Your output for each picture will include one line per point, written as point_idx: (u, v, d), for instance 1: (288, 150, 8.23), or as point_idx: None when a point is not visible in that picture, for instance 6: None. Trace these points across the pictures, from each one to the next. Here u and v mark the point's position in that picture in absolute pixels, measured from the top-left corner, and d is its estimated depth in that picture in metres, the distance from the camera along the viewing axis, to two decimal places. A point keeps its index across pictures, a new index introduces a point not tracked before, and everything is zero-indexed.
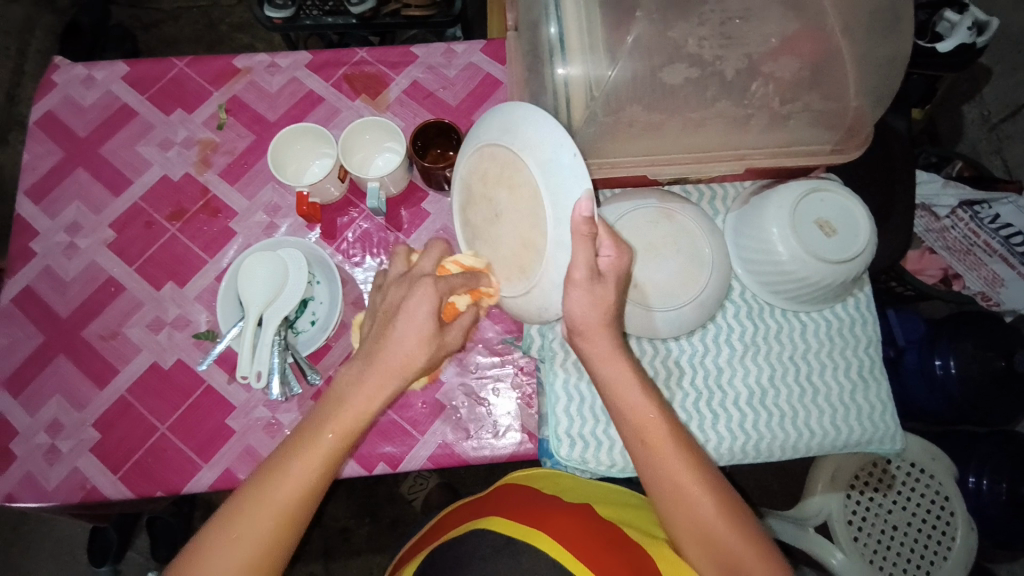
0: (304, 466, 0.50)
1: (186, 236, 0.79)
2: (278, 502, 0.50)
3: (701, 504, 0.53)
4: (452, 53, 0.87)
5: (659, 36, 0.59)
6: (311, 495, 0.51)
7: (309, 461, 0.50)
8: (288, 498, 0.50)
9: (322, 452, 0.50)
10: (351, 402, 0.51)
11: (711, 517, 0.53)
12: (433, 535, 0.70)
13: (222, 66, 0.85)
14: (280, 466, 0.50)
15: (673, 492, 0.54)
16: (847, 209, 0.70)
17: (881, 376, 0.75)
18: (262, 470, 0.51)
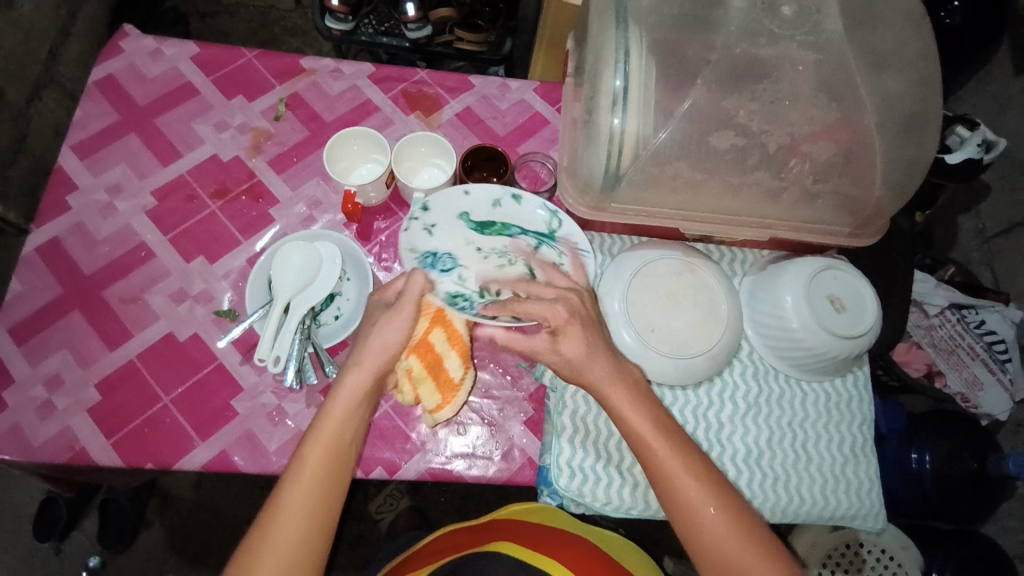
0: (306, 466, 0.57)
1: (224, 215, 0.80)
2: (291, 501, 0.56)
3: (717, 527, 0.58)
4: (506, 88, 0.92)
5: (714, 103, 0.64)
6: (321, 489, 0.57)
7: (308, 479, 0.57)
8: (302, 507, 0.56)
9: (312, 457, 0.58)
10: (328, 412, 0.59)
11: (724, 539, 0.58)
12: (423, 556, 0.72)
13: (288, 63, 0.89)
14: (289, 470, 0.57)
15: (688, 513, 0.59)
16: (856, 290, 0.75)
17: (871, 453, 0.78)
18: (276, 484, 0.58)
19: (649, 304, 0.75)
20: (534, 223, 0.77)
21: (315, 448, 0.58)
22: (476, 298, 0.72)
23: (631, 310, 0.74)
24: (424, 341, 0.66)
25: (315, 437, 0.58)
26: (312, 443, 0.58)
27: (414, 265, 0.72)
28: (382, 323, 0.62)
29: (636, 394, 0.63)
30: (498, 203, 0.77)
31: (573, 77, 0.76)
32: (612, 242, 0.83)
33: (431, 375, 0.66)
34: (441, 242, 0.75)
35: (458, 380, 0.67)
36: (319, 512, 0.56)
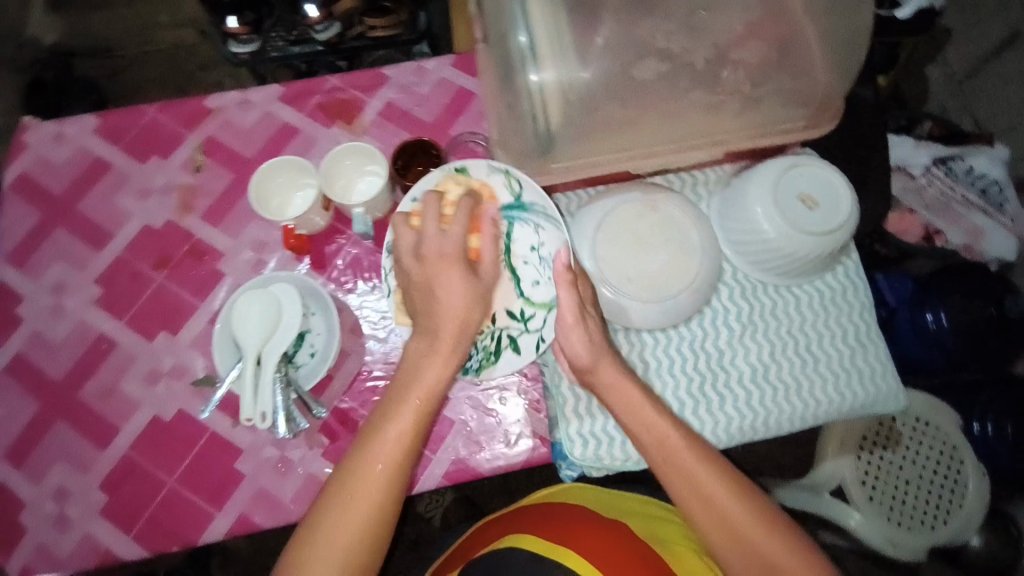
0: (391, 438, 0.55)
1: (174, 283, 0.78)
2: (374, 478, 0.53)
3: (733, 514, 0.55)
4: (423, 70, 0.87)
5: (626, 35, 0.60)
6: (399, 468, 0.54)
7: (388, 453, 0.54)
8: (381, 484, 0.53)
9: (395, 431, 0.55)
10: (425, 378, 0.56)
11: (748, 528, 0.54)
12: (463, 552, 0.72)
13: (193, 108, 0.85)
14: (374, 438, 0.55)
15: (705, 504, 0.56)
16: (827, 181, 0.71)
17: (878, 337, 0.76)
18: (355, 447, 0.55)
19: (619, 254, 0.72)
20: (495, 191, 0.68)
21: (400, 423, 0.55)
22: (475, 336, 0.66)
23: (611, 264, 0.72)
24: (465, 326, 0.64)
25: (354, 476, 0.53)
26: (394, 419, 0.55)
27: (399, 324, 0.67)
28: (444, 287, 0.57)
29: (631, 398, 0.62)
30: (448, 185, 0.69)
31: (480, 42, 0.72)
32: (568, 201, 0.79)
33: None
34: None
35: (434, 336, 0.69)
36: (393, 489, 0.54)
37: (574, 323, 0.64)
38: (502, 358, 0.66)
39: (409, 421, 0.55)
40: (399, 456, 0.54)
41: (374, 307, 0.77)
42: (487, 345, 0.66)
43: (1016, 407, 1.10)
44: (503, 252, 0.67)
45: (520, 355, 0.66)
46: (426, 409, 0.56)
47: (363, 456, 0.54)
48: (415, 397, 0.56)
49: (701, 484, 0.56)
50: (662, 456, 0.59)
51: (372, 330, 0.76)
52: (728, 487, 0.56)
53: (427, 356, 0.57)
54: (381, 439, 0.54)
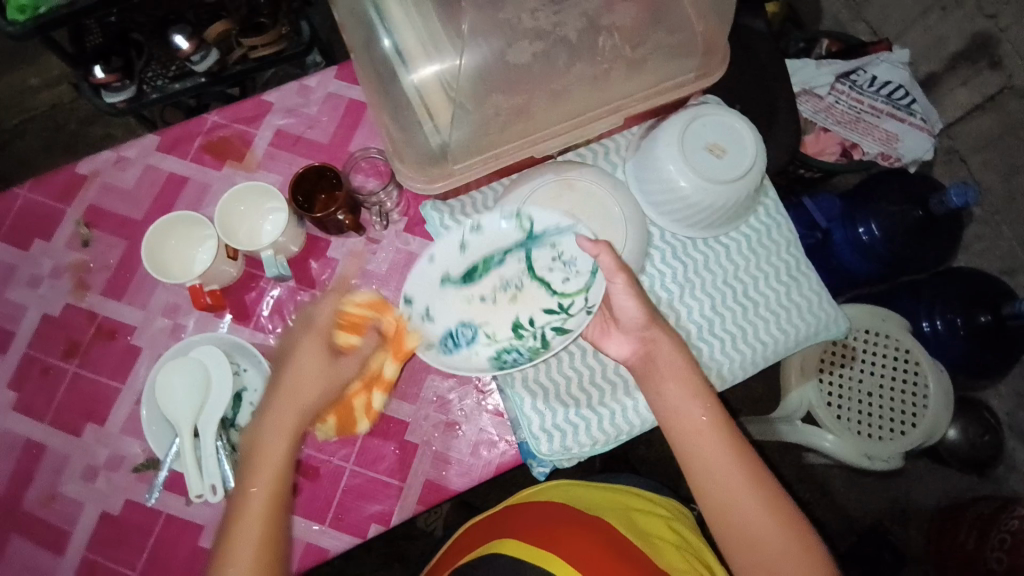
0: (253, 497, 0.55)
1: (89, 370, 0.73)
2: (247, 537, 0.53)
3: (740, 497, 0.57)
4: (307, 89, 0.83)
5: (492, 20, 0.57)
6: (271, 521, 0.55)
7: (254, 510, 0.54)
8: (253, 541, 0.53)
9: (257, 488, 0.55)
10: (271, 434, 0.57)
11: (753, 511, 0.57)
12: (454, 551, 0.71)
13: (67, 179, 0.78)
14: (237, 502, 0.55)
15: (715, 484, 0.58)
16: (730, 127, 0.71)
17: (809, 268, 0.78)
18: (227, 516, 0.55)
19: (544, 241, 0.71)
20: (504, 236, 0.72)
21: (259, 482, 0.55)
22: (519, 343, 0.70)
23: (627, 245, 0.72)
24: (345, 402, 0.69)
25: (258, 464, 0.56)
26: (251, 478, 0.56)
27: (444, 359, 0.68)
28: (302, 365, 0.59)
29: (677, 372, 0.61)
30: (462, 244, 0.71)
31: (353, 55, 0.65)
32: (483, 197, 0.77)
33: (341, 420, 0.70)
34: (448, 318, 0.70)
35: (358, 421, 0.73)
36: (268, 542, 0.54)
37: (624, 283, 0.63)
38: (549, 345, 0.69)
39: (264, 479, 0.56)
40: (265, 510, 0.55)
41: None
42: (530, 343, 0.70)
43: (966, 297, 1.13)
44: (524, 271, 0.72)
45: (569, 333, 0.69)
46: (280, 462, 0.57)
47: (233, 519, 0.55)
48: (267, 455, 0.57)
49: (707, 448, 0.59)
50: (691, 430, 0.60)
51: None
52: (739, 467, 0.58)
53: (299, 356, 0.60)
54: (242, 500, 0.55)
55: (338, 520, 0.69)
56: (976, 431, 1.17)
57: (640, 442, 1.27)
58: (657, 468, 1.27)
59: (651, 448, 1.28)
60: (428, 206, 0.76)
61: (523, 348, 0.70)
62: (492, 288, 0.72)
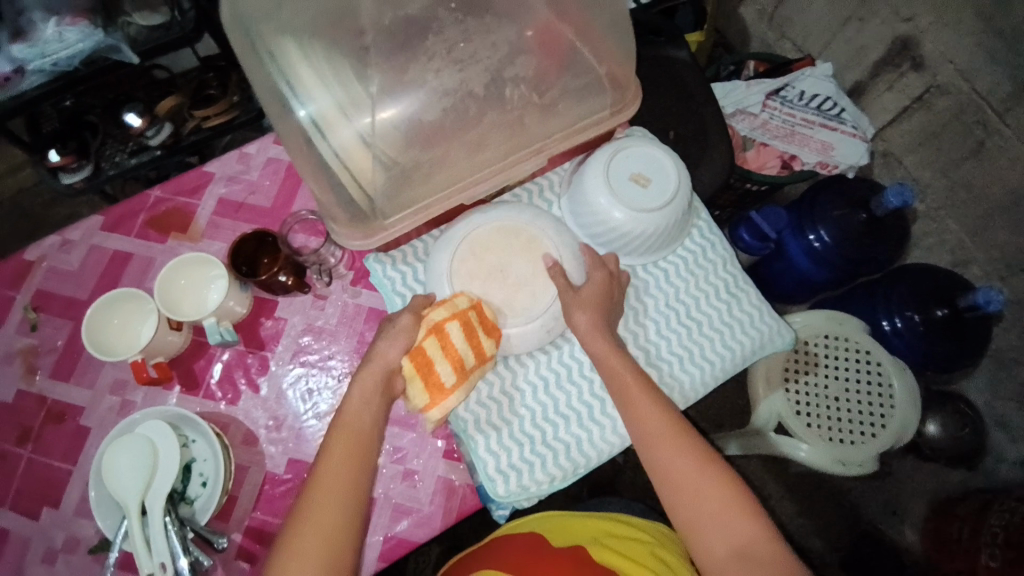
0: (336, 457, 0.59)
1: (39, 455, 0.72)
2: (330, 491, 0.57)
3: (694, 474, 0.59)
4: (246, 156, 0.85)
5: (399, 83, 0.60)
6: (352, 480, 0.58)
7: (339, 466, 0.58)
8: (342, 497, 0.57)
9: (342, 448, 0.59)
10: (352, 405, 0.62)
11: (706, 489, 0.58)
12: None
13: (14, 267, 0.79)
14: (323, 458, 0.59)
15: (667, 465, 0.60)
16: (652, 157, 0.74)
17: (748, 284, 0.79)
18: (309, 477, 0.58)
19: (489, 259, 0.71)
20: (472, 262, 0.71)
21: (342, 441, 0.60)
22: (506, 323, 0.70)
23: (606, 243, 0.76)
24: (417, 347, 0.64)
25: (339, 429, 0.61)
26: (333, 439, 0.60)
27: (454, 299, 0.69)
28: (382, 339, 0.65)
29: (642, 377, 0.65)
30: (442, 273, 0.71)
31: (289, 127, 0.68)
32: (424, 245, 0.78)
33: (421, 377, 0.63)
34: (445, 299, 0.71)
35: (450, 385, 0.63)
36: (353, 495, 0.58)
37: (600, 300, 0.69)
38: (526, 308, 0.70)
39: (347, 442, 0.60)
40: (350, 467, 0.58)
41: (261, 411, 0.73)
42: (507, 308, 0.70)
43: (922, 291, 1.14)
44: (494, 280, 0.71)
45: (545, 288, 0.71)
46: (360, 429, 0.61)
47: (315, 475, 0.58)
48: (348, 420, 0.61)
49: (665, 447, 0.61)
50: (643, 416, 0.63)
51: (267, 436, 0.72)
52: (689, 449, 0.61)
53: (354, 393, 0.62)
54: (328, 451, 0.59)
55: None
56: (955, 425, 1.17)
57: (624, 467, 1.26)
58: (642, 491, 1.25)
59: (635, 473, 1.27)
60: (370, 259, 0.77)
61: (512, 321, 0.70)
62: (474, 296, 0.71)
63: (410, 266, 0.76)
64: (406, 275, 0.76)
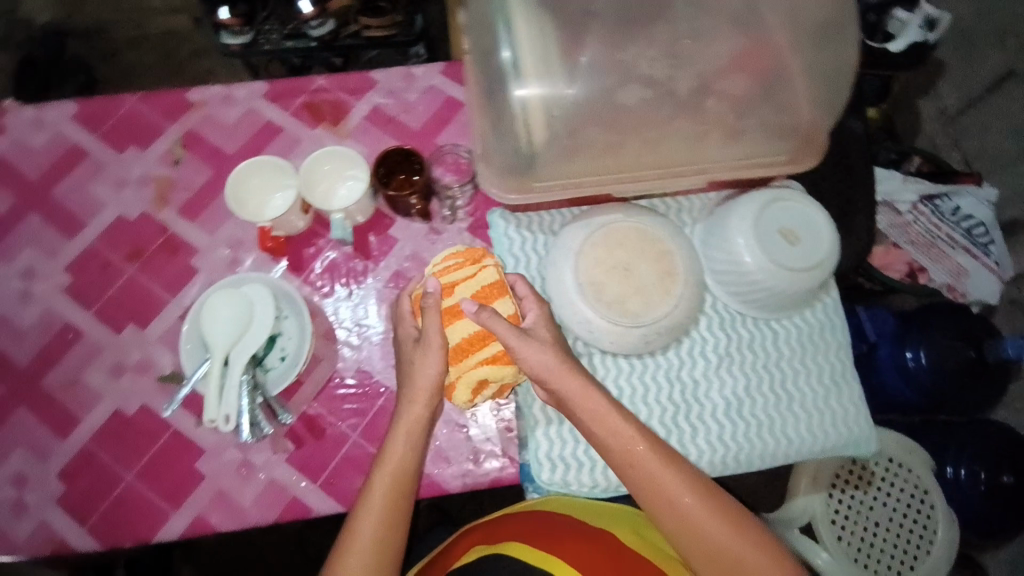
0: (370, 516, 0.61)
1: (145, 276, 0.76)
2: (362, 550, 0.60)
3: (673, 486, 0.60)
4: (411, 77, 0.86)
5: (611, 60, 0.60)
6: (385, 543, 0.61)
7: (373, 525, 0.60)
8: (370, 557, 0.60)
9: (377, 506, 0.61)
10: (392, 454, 0.62)
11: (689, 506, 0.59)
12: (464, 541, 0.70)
13: (174, 99, 0.82)
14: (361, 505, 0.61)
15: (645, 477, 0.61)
16: (808, 216, 0.71)
17: (854, 378, 0.76)
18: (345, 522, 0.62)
19: (614, 251, 0.72)
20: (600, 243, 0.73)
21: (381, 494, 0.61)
22: (610, 317, 0.71)
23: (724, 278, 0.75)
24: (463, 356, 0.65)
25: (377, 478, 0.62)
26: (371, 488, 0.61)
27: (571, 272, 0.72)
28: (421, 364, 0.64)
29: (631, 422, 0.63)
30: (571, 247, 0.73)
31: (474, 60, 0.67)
32: (552, 219, 0.79)
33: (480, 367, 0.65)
34: (562, 273, 0.73)
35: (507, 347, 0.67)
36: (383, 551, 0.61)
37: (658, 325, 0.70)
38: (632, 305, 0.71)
39: (384, 499, 0.61)
40: (384, 525, 0.61)
41: (350, 314, 0.76)
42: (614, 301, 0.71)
43: (996, 453, 1.08)
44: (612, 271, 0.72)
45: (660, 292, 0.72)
46: (400, 486, 0.62)
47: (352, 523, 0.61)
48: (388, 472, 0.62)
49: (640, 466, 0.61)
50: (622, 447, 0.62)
51: (346, 336, 0.75)
52: (665, 462, 0.61)
53: (397, 436, 0.63)
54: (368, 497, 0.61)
55: (329, 484, 0.70)
56: None
57: None
58: None
59: None
60: (496, 213, 0.78)
61: (610, 317, 0.71)
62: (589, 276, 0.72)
63: (533, 235, 0.78)
64: (528, 241, 0.77)
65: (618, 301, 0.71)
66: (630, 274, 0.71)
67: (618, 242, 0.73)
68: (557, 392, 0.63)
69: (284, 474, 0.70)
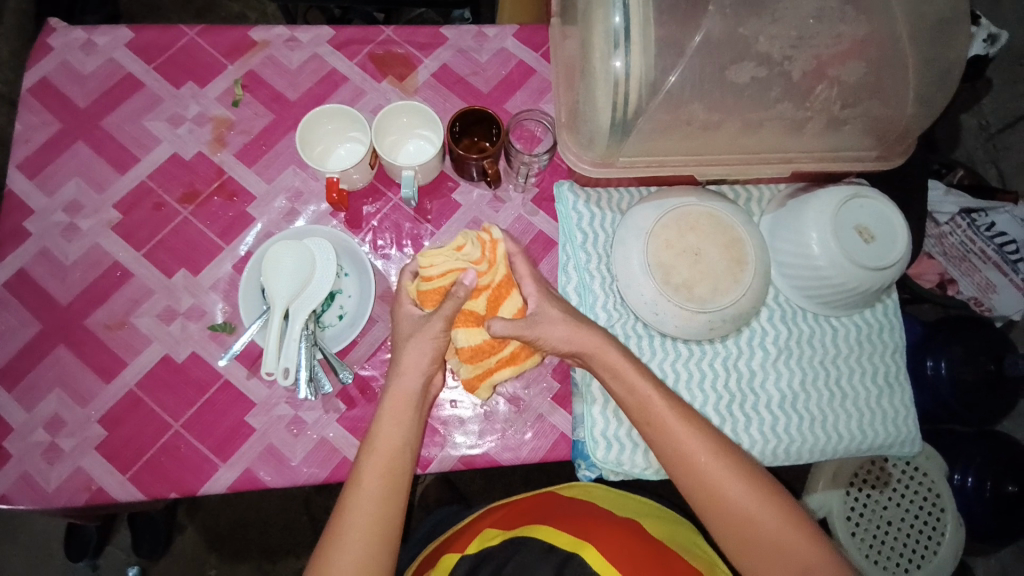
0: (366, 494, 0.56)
1: (199, 220, 0.73)
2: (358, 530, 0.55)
3: (692, 447, 0.58)
4: (483, 37, 0.82)
5: (730, 32, 0.57)
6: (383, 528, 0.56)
7: (367, 511, 0.56)
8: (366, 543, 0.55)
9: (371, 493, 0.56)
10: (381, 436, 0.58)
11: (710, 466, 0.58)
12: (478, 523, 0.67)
13: (237, 38, 0.79)
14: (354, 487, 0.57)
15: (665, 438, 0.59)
16: (884, 216, 0.71)
17: (905, 381, 0.77)
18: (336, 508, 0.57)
19: (685, 235, 0.70)
20: (670, 223, 0.70)
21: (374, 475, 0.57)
22: (677, 301, 0.68)
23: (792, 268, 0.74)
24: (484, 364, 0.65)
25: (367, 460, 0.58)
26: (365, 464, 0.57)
27: (640, 251, 0.70)
28: (411, 347, 0.61)
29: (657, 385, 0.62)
30: (641, 226, 0.71)
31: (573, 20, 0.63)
32: (620, 196, 0.77)
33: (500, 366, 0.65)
34: (630, 253, 0.70)
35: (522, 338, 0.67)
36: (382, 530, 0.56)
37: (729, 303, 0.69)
38: (702, 291, 0.69)
39: (375, 482, 0.57)
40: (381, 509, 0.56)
41: None
42: (683, 285, 0.69)
43: (999, 464, 1.09)
44: (682, 253, 0.69)
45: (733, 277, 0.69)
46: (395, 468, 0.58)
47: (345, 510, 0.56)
48: (381, 451, 0.58)
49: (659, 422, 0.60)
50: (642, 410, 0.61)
51: None
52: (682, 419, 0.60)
53: (386, 422, 0.59)
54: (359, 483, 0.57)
55: None
56: None
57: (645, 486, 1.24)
58: None
59: None
60: (565, 186, 0.76)
61: (677, 301, 0.68)
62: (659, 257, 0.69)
63: (601, 211, 0.76)
64: (594, 217, 0.75)
65: (685, 283, 0.69)
66: (698, 257, 0.69)
67: (690, 224, 0.70)
68: (589, 361, 0.63)
69: (335, 434, 0.68)
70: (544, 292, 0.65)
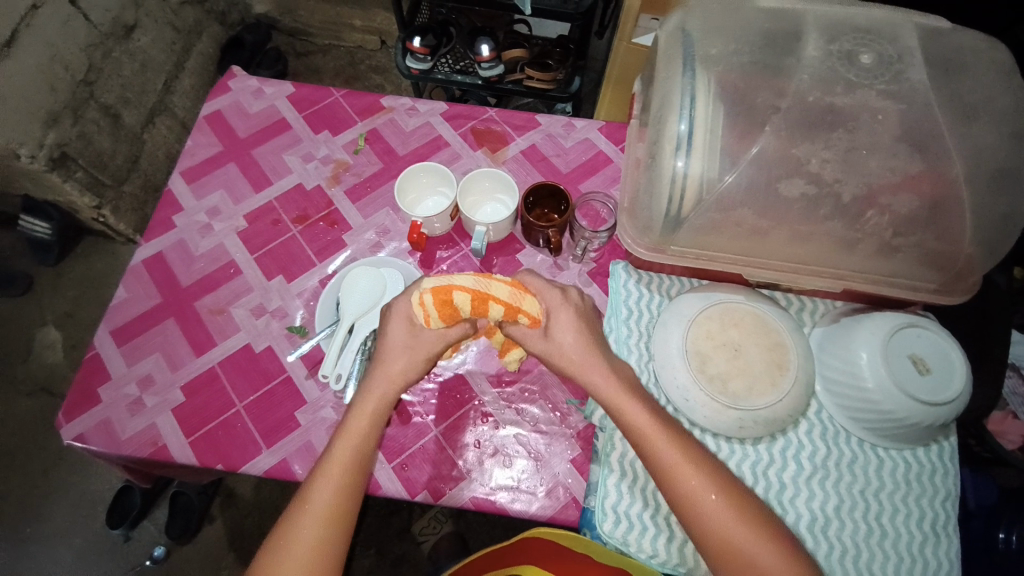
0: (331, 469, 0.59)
1: (303, 238, 0.86)
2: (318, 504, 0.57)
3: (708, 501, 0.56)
4: (571, 127, 0.94)
5: (783, 151, 0.62)
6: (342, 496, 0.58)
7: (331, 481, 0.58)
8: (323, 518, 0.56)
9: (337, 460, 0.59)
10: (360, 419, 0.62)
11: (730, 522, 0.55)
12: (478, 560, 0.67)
13: (371, 102, 0.96)
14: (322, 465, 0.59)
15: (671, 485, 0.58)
16: (943, 352, 0.69)
17: (954, 534, 0.72)
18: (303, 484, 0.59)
19: (727, 328, 0.72)
20: (713, 315, 0.73)
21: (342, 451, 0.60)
22: (711, 392, 0.69)
23: (839, 382, 0.73)
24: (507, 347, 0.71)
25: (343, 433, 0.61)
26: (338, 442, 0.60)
27: (682, 336, 0.72)
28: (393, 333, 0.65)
29: (675, 437, 0.60)
30: (687, 313, 0.74)
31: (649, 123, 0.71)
32: (671, 283, 0.82)
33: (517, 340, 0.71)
34: (671, 337, 0.73)
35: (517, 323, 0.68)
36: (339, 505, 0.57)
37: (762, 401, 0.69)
38: (735, 385, 0.70)
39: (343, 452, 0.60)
40: (344, 474, 0.59)
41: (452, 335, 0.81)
42: (719, 378, 0.70)
43: None
44: (721, 345, 0.71)
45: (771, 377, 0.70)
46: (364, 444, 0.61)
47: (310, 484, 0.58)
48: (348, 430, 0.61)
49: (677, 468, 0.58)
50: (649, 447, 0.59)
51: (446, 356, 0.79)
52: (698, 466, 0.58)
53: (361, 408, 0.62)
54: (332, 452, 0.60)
55: (401, 468, 0.73)
56: None
57: None
58: None
59: None
60: (620, 265, 0.82)
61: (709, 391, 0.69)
62: (699, 346, 0.72)
63: (650, 294, 0.80)
64: (642, 297, 0.80)
65: (722, 376, 0.70)
66: (736, 351, 0.71)
67: (733, 319, 0.73)
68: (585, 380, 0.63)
69: None
70: (548, 284, 0.67)
